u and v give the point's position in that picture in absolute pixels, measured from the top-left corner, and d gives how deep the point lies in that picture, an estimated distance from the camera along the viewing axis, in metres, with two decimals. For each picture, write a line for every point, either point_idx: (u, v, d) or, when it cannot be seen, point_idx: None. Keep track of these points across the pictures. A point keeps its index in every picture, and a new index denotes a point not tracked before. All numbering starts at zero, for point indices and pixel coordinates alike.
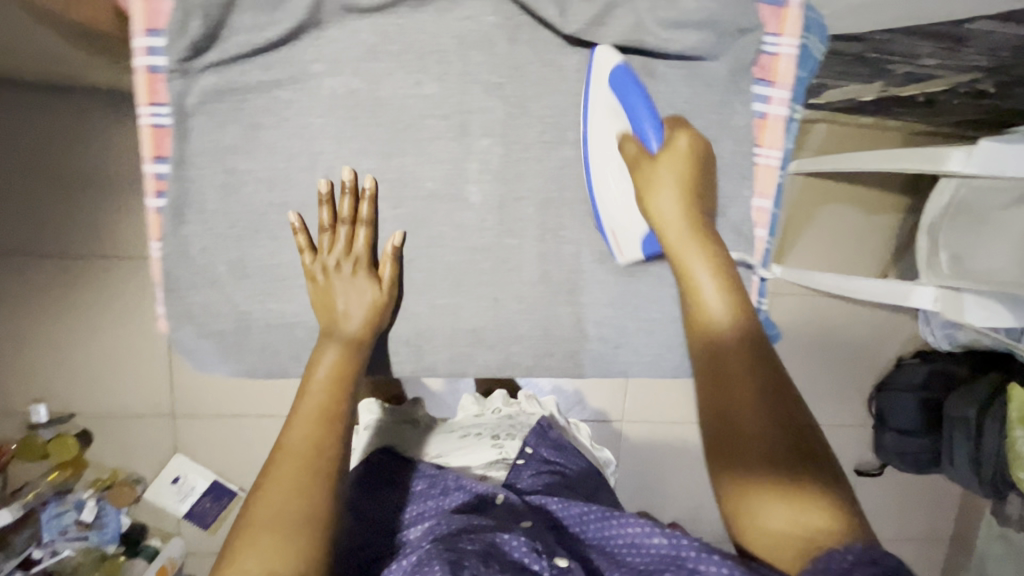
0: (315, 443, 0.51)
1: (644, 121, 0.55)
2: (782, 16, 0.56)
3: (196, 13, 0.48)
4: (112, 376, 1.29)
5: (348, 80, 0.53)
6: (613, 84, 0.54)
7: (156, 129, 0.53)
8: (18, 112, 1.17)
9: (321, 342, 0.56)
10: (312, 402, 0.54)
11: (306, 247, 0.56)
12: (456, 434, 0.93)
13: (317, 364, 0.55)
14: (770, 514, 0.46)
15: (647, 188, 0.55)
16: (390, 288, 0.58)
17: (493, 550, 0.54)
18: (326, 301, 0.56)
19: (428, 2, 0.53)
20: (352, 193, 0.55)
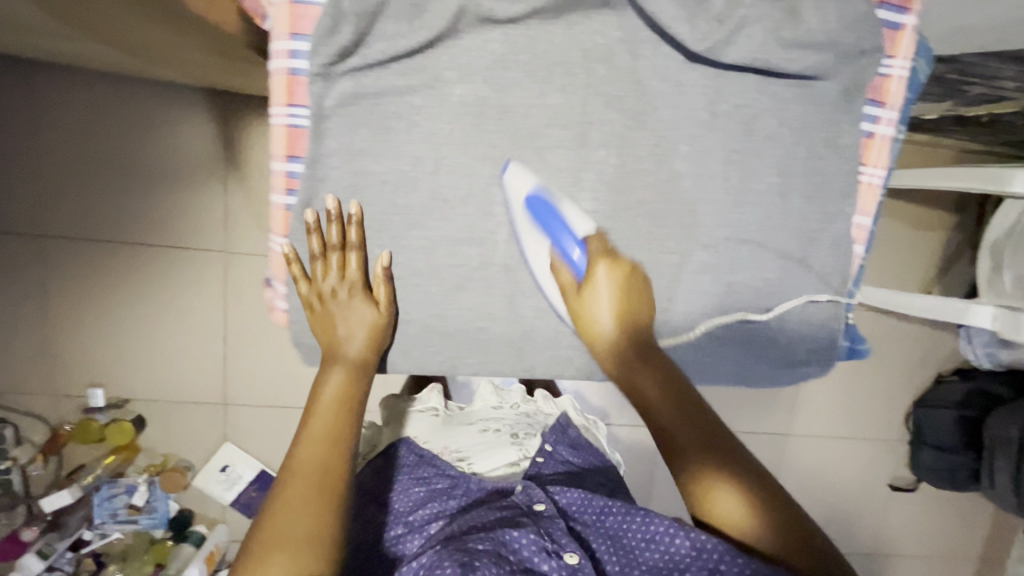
0: (321, 464, 0.52)
1: (570, 249, 0.59)
2: (897, 38, 0.57)
3: (348, 23, 0.50)
4: (168, 363, 1.31)
5: (478, 88, 0.55)
6: (534, 209, 0.57)
7: (292, 129, 0.55)
8: (91, 101, 1.19)
9: (327, 363, 0.59)
10: (321, 423, 0.55)
11: (300, 276, 0.58)
12: (475, 427, 0.91)
13: (324, 385, 0.57)
14: (726, 504, 0.51)
15: (581, 304, 0.60)
16: (387, 309, 0.59)
17: (503, 550, 0.55)
18: (329, 326, 0.59)
19: (559, 15, 0.54)
20: (339, 220, 0.56)
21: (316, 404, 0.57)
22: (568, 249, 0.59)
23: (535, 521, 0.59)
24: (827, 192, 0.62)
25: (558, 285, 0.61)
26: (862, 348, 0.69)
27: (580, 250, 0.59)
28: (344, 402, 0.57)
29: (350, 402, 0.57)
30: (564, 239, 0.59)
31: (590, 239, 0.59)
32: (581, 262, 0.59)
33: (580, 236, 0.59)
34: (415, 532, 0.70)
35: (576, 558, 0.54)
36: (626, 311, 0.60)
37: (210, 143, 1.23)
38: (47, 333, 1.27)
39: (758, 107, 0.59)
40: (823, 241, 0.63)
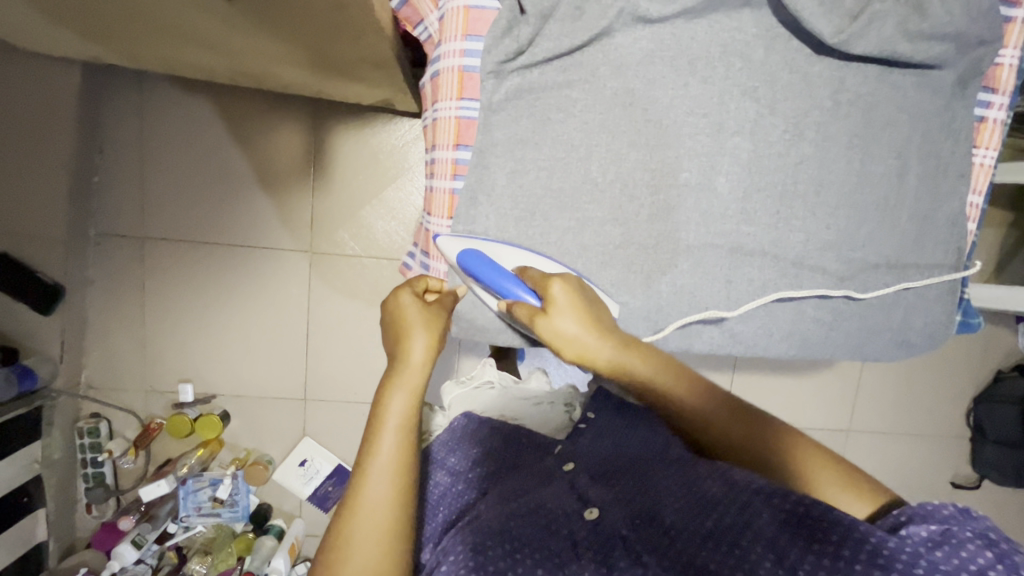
0: (389, 507, 0.50)
1: (513, 285, 0.58)
2: (1008, 30, 0.62)
3: (526, 25, 0.58)
4: (254, 359, 1.37)
5: (629, 81, 0.61)
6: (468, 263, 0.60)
7: (463, 120, 0.62)
8: (194, 112, 1.27)
9: (387, 383, 0.57)
10: (386, 457, 0.53)
11: None
12: (530, 399, 0.93)
13: (384, 409, 0.55)
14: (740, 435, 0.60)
15: (550, 335, 0.58)
16: (435, 307, 0.62)
17: (518, 519, 0.58)
18: (401, 330, 0.59)
19: (703, 14, 0.60)
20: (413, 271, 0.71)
21: (378, 432, 0.54)
22: (514, 291, 0.58)
23: (557, 488, 0.65)
24: (943, 175, 0.67)
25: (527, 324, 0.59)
26: (976, 322, 0.74)
27: (524, 286, 0.59)
28: (409, 427, 0.55)
29: (413, 428, 0.55)
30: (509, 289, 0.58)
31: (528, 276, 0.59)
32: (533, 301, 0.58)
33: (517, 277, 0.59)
34: (459, 475, 0.72)
35: (595, 513, 0.60)
36: (595, 322, 0.58)
37: (300, 149, 1.30)
38: (142, 332, 1.34)
39: (881, 96, 0.64)
40: (939, 219, 0.68)
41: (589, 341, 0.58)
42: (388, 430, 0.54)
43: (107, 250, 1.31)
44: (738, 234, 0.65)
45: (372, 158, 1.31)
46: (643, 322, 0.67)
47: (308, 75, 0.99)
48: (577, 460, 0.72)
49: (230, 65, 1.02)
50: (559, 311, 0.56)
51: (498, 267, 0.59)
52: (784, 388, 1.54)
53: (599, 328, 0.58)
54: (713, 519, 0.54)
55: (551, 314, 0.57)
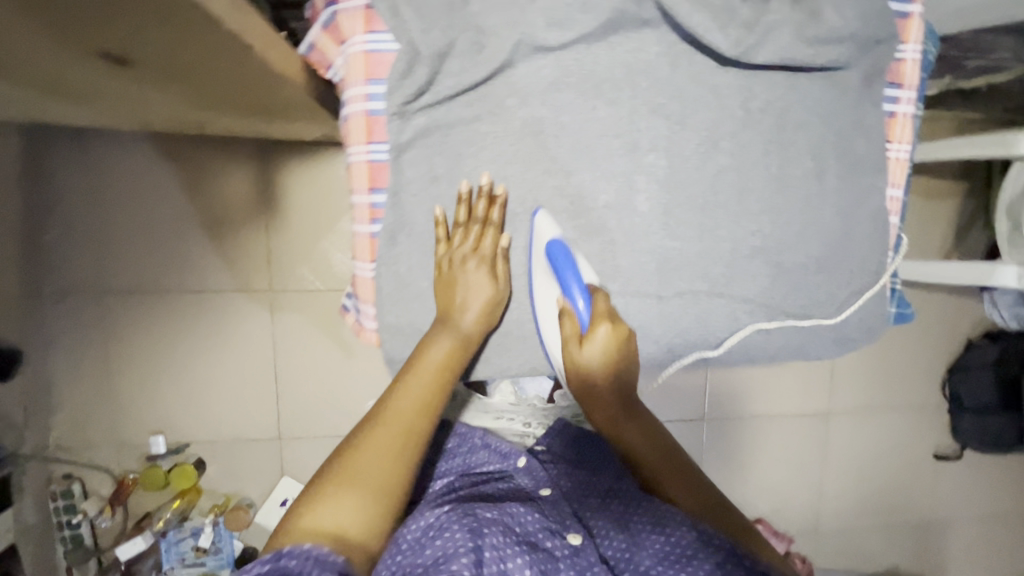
0: (412, 423, 0.61)
1: (576, 296, 0.61)
2: (907, 25, 0.63)
3: (422, 65, 0.58)
4: (225, 404, 1.36)
5: (537, 110, 0.61)
6: (551, 250, 0.61)
7: (375, 163, 0.62)
8: (140, 162, 1.26)
9: (437, 328, 0.62)
10: (419, 385, 0.62)
11: (441, 228, 0.62)
12: (489, 415, 0.94)
13: (429, 348, 0.62)
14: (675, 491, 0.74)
15: (574, 356, 0.62)
16: (503, 285, 0.64)
17: (511, 525, 0.69)
18: (453, 286, 0.62)
19: (603, 37, 0.60)
20: (487, 197, 0.62)
21: (416, 367, 0.62)
22: (576, 301, 0.61)
23: (538, 504, 0.73)
24: (860, 171, 0.67)
25: (563, 332, 0.63)
26: (910, 311, 0.74)
27: (585, 302, 0.61)
28: (442, 373, 0.62)
29: (445, 376, 0.63)
30: (573, 293, 0.61)
31: (594, 292, 0.61)
32: (585, 322, 0.61)
33: (589, 291, 0.61)
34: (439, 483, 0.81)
35: (577, 539, 0.69)
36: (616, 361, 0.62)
37: (249, 189, 1.29)
38: (107, 387, 1.32)
39: (790, 100, 0.64)
40: (862, 215, 0.68)
41: (598, 373, 0.63)
42: (425, 369, 0.62)
43: (61, 306, 1.28)
44: (665, 249, 0.66)
45: (325, 191, 1.30)
46: None
47: (240, 121, 0.98)
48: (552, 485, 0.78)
49: (159, 118, 1.01)
50: (594, 346, 0.60)
51: (579, 276, 0.60)
52: (763, 377, 1.53)
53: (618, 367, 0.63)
54: (668, 547, 0.68)
55: (586, 345, 0.61)
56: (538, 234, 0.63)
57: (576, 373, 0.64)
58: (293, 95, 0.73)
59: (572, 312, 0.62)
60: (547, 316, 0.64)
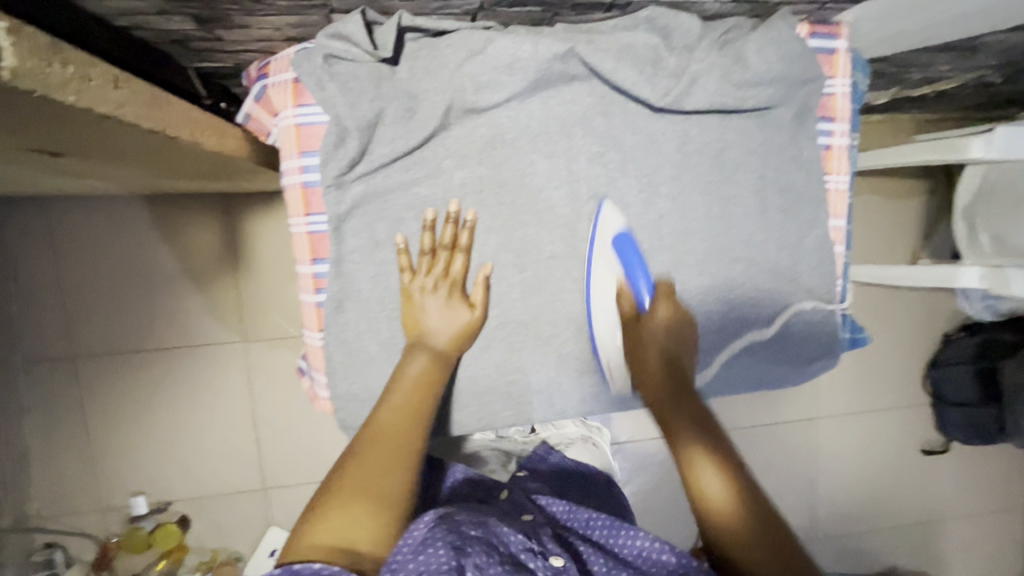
0: (399, 432, 0.56)
1: (639, 282, 0.65)
2: (833, 60, 0.64)
3: (353, 138, 0.57)
4: (208, 458, 1.34)
5: (474, 169, 0.61)
6: (617, 247, 0.64)
7: (315, 235, 0.62)
8: (105, 224, 1.25)
9: (413, 345, 0.61)
10: (401, 398, 0.58)
11: (406, 267, 0.61)
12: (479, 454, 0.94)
13: (407, 365, 0.60)
14: (709, 483, 0.55)
15: (633, 334, 0.66)
16: (481, 310, 0.63)
17: (492, 542, 0.52)
18: (416, 312, 0.61)
19: (534, 94, 0.61)
20: (454, 222, 0.61)
21: (397, 383, 0.59)
22: (639, 286, 0.65)
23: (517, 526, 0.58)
24: (801, 204, 0.68)
25: (618, 310, 0.66)
26: (863, 335, 0.75)
27: (648, 291, 0.65)
28: (426, 384, 0.59)
29: (432, 385, 0.60)
30: (636, 278, 0.65)
31: (658, 284, 0.66)
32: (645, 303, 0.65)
33: (650, 283, 0.66)
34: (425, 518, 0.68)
35: (561, 561, 0.52)
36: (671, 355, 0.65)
37: (215, 242, 1.28)
38: (85, 451, 1.30)
39: (727, 140, 0.65)
40: (806, 246, 0.69)
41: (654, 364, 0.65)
42: (408, 380, 0.59)
43: (33, 374, 1.27)
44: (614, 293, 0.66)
45: None
46: (535, 391, 0.67)
47: (198, 183, 0.98)
48: (535, 513, 0.65)
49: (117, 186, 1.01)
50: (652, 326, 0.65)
51: (643, 263, 0.65)
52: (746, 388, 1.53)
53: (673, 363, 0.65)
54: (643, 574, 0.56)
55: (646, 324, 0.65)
56: (601, 232, 0.64)
57: (632, 357, 0.66)
58: (238, 164, 0.73)
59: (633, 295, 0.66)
60: (606, 304, 0.65)
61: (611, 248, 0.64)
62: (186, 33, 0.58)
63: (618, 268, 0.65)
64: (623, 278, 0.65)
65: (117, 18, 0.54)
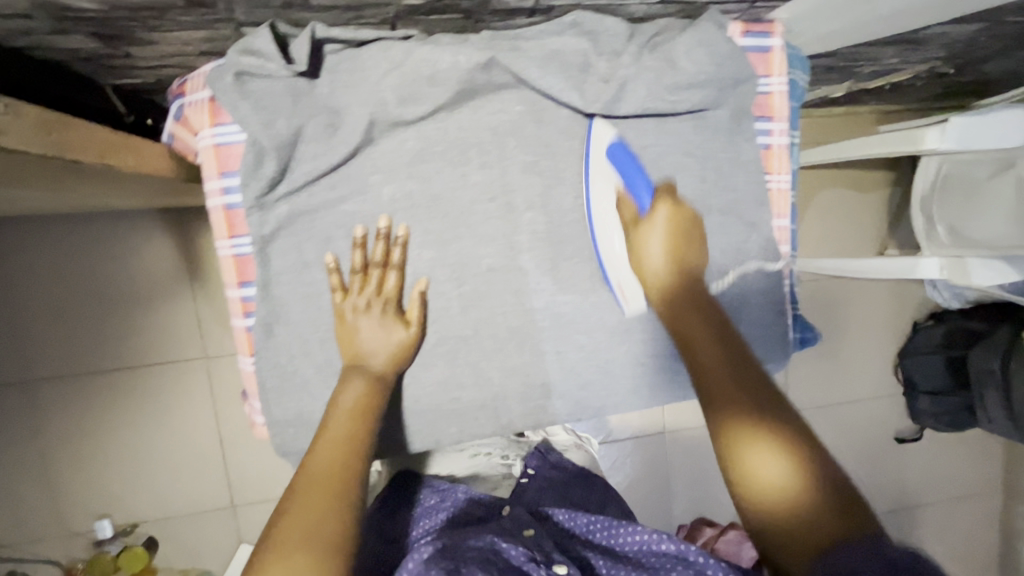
0: (336, 469, 0.50)
1: (638, 183, 0.61)
2: (768, 59, 0.63)
3: (270, 158, 0.56)
4: (177, 477, 1.31)
5: (404, 184, 0.60)
6: (612, 156, 0.61)
7: (239, 258, 0.60)
8: (54, 245, 1.20)
9: (348, 372, 0.58)
10: (335, 432, 0.53)
11: (338, 286, 0.59)
12: (466, 451, 0.88)
13: (340, 395, 0.56)
14: (763, 467, 0.46)
15: (633, 240, 0.61)
16: (417, 327, 0.61)
17: (493, 558, 0.53)
18: (351, 333, 0.59)
19: (462, 103, 0.59)
20: (386, 238, 0.59)
21: (330, 418, 0.54)
22: (637, 185, 0.61)
23: (518, 538, 0.59)
24: (743, 206, 0.67)
25: (621, 222, 0.63)
26: (813, 335, 0.74)
27: (647, 193, 0.61)
28: (359, 415, 0.55)
29: (366, 413, 0.55)
30: (636, 183, 0.61)
31: (658, 186, 0.62)
32: (645, 202, 0.61)
33: (650, 184, 0.62)
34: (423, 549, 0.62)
35: (564, 568, 0.54)
36: (678, 253, 0.60)
37: (172, 258, 1.25)
38: (45, 476, 1.27)
39: (664, 144, 0.64)
40: (752, 249, 0.67)
41: (661, 261, 0.60)
42: (342, 411, 0.55)
43: None
44: (557, 303, 0.65)
45: None
46: (480, 408, 0.65)
47: (142, 202, 0.95)
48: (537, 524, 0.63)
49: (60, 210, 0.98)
50: (654, 224, 0.60)
51: (639, 165, 0.61)
52: None
53: (680, 261, 0.60)
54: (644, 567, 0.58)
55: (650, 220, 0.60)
56: (595, 147, 0.61)
57: (637, 260, 0.61)
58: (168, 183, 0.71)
59: (633, 199, 0.62)
60: (607, 223, 0.63)
61: (607, 162, 0.61)
62: (93, 52, 0.56)
63: (615, 177, 0.61)
64: (622, 184, 0.62)
65: (11, 41, 0.51)
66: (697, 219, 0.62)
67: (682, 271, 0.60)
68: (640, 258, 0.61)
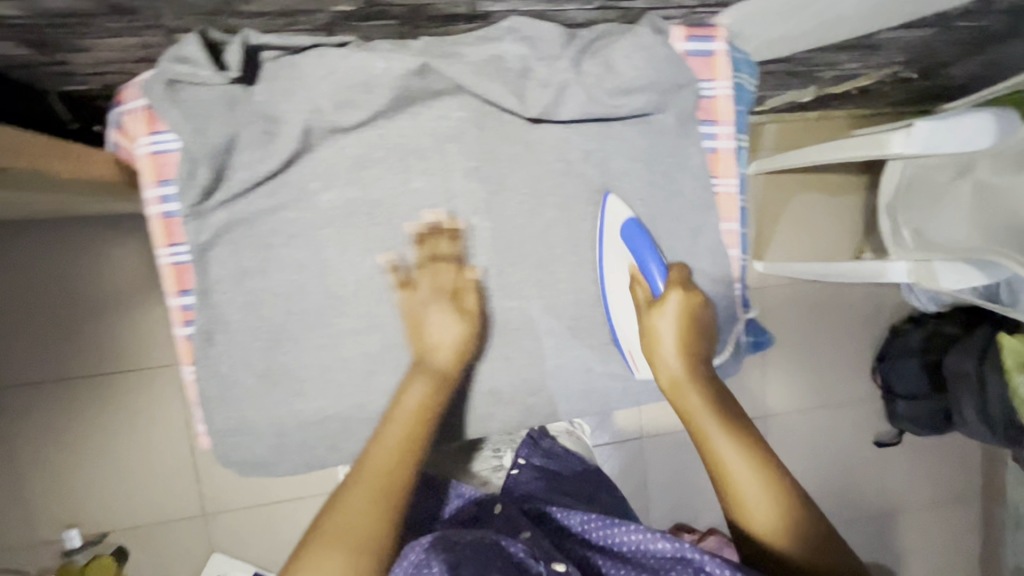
0: (389, 472, 0.52)
1: (649, 262, 0.62)
2: (712, 63, 0.63)
3: (204, 165, 0.55)
4: (149, 486, 1.26)
5: (344, 191, 0.59)
6: (624, 235, 0.63)
7: (177, 266, 0.59)
8: (20, 251, 1.17)
9: (410, 372, 0.58)
10: (398, 429, 0.55)
11: (403, 281, 0.61)
12: None
13: (405, 393, 0.57)
14: (757, 503, 0.53)
15: (645, 325, 0.60)
16: (474, 318, 0.60)
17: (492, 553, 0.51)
18: (419, 327, 0.60)
19: (402, 109, 0.59)
20: (443, 232, 0.61)
21: (392, 416, 0.56)
22: (650, 266, 0.62)
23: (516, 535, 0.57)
24: (690, 211, 0.66)
25: (634, 302, 0.63)
26: (766, 339, 0.74)
27: (661, 278, 0.62)
28: (421, 417, 0.56)
29: (426, 418, 0.56)
30: (647, 262, 0.62)
31: (671, 269, 0.62)
32: (659, 285, 0.62)
33: (663, 264, 0.63)
34: None
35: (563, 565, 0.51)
36: (688, 341, 0.60)
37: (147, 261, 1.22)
38: (9, 486, 1.22)
39: (608, 149, 0.64)
40: (701, 254, 0.67)
41: (672, 349, 0.59)
42: (402, 414, 0.56)
43: None
44: (502, 310, 0.64)
45: None
46: None
47: (101, 208, 0.94)
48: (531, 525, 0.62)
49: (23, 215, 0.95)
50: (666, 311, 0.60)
51: (649, 244, 0.62)
52: None
53: (691, 347, 0.60)
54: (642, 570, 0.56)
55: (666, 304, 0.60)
56: (607, 217, 0.63)
57: (649, 349, 0.60)
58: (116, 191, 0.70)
59: (647, 282, 0.62)
60: (620, 292, 0.64)
61: (619, 240, 0.63)
62: (29, 59, 0.56)
63: (628, 257, 0.63)
64: (633, 263, 0.63)
65: None
66: (706, 304, 0.62)
67: (692, 360, 0.59)
68: (651, 339, 0.60)
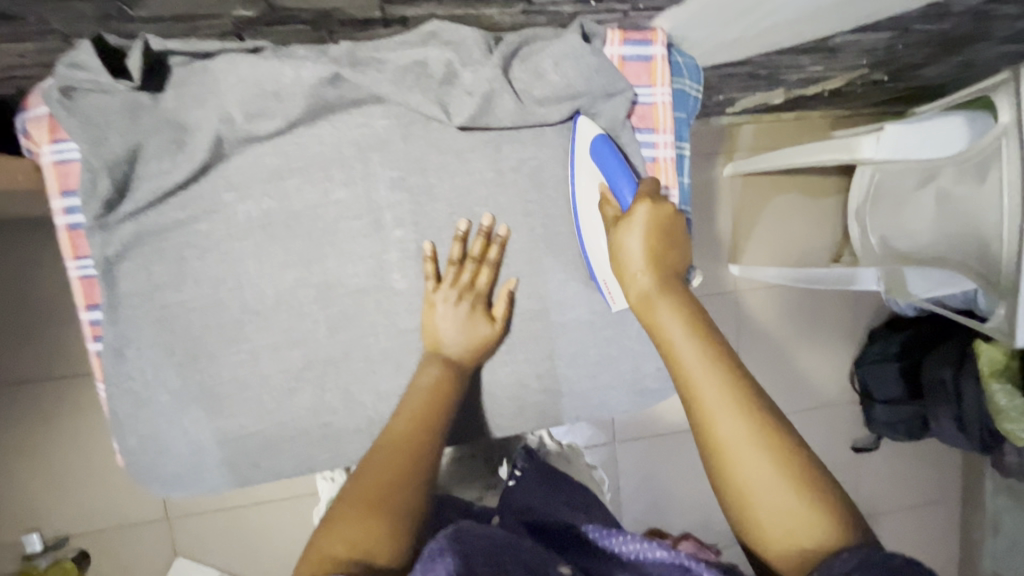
0: (403, 440, 0.51)
1: (620, 180, 0.58)
2: (650, 68, 0.60)
3: (106, 175, 0.53)
4: (110, 489, 1.12)
5: (260, 202, 0.57)
6: (593, 152, 0.59)
7: (84, 280, 0.57)
8: None
9: (427, 357, 0.59)
10: (415, 400, 0.55)
11: (432, 274, 0.60)
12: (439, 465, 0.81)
13: (422, 375, 0.57)
14: (754, 471, 0.43)
15: (612, 240, 0.56)
16: (502, 325, 0.62)
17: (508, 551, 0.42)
18: (437, 328, 0.60)
19: (320, 118, 0.57)
20: (487, 236, 0.60)
21: (409, 394, 0.56)
22: (620, 184, 0.58)
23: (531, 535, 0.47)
24: None
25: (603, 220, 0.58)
26: None
27: (629, 189, 0.57)
28: (438, 391, 0.56)
29: (445, 393, 0.56)
30: (618, 181, 0.58)
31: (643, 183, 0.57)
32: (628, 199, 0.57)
33: (634, 179, 0.58)
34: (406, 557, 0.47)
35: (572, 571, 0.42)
36: (659, 253, 0.54)
37: None
38: None
39: (542, 157, 0.61)
40: None
41: (639, 262, 0.54)
42: (418, 389, 0.56)
43: None
44: None
45: None
46: (355, 433, 0.62)
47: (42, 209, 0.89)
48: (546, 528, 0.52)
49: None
50: (632, 222, 0.55)
51: (621, 160, 0.58)
52: None
53: (663, 263, 0.54)
54: None
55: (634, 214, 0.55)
56: (578, 146, 0.60)
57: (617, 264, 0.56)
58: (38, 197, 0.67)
59: (616, 199, 0.58)
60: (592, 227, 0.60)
61: (587, 159, 0.59)
62: None
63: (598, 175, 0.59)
64: (606, 183, 0.59)
65: None
66: (679, 215, 0.56)
67: (664, 275, 0.54)
68: (622, 258, 0.55)
